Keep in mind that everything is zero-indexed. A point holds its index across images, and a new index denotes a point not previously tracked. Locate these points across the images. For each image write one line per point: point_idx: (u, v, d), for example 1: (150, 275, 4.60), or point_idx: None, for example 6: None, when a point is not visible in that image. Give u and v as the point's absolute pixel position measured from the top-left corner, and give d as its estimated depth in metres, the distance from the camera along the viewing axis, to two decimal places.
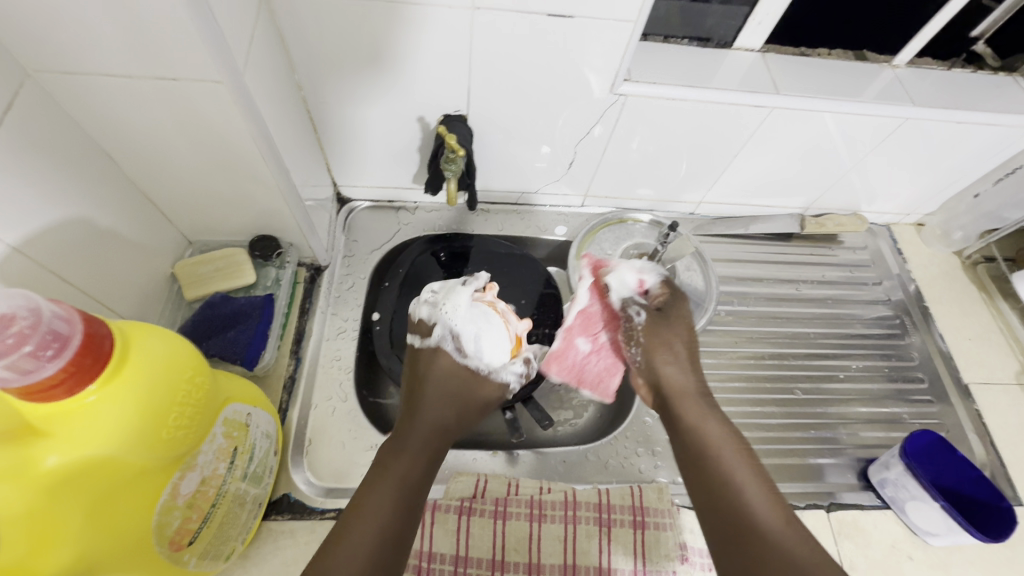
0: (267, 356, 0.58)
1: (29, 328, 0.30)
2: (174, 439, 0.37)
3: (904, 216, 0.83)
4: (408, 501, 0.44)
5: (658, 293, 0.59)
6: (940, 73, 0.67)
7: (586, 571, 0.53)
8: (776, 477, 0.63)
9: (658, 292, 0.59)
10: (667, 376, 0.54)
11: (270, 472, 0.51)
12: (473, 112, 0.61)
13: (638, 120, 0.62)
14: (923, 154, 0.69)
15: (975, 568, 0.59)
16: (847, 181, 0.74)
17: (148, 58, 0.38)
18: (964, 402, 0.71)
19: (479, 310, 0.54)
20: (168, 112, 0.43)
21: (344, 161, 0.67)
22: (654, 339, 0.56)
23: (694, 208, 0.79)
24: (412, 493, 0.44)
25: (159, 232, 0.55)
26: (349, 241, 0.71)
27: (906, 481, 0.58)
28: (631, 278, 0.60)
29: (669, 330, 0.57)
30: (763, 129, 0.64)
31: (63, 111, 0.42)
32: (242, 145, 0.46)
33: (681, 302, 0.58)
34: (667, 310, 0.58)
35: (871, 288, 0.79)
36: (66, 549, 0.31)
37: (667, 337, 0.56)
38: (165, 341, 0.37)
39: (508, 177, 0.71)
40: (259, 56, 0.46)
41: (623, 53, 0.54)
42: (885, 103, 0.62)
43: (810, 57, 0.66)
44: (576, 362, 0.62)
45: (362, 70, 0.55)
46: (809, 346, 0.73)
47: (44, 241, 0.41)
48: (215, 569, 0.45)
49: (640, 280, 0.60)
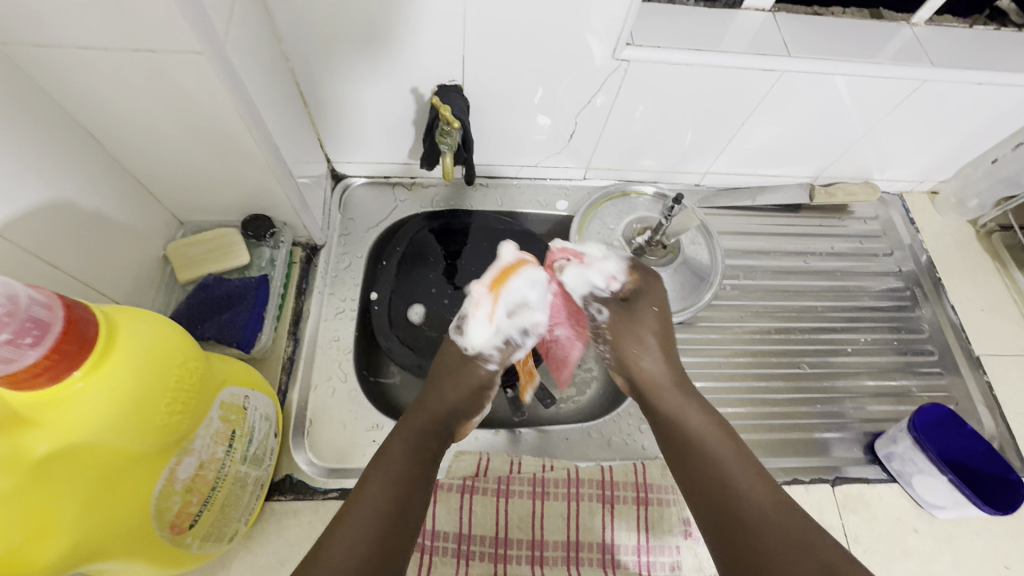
0: (264, 337, 0.57)
1: (7, 316, 0.29)
2: (168, 425, 0.36)
3: (918, 184, 0.80)
4: (406, 488, 0.41)
5: (629, 285, 0.55)
6: (963, 31, 0.63)
7: (590, 547, 0.53)
8: (781, 451, 0.63)
9: (627, 284, 0.55)
10: (651, 369, 0.51)
11: (271, 454, 0.51)
12: (469, 81, 0.58)
13: (642, 88, 0.59)
14: (940, 118, 0.66)
15: (980, 539, 0.59)
16: (859, 149, 0.71)
17: (121, 28, 0.36)
18: (975, 373, 0.70)
19: (484, 297, 0.52)
20: (147, 85, 0.41)
21: (337, 136, 0.64)
22: (627, 332, 0.53)
23: (699, 179, 0.76)
24: (409, 482, 0.41)
25: (148, 212, 0.53)
26: (345, 219, 0.69)
27: (914, 455, 0.57)
28: (597, 273, 0.55)
29: (637, 322, 0.53)
30: (773, 95, 0.61)
31: (36, 85, 0.40)
32: (227, 120, 0.44)
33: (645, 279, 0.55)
34: (641, 296, 0.55)
35: (882, 259, 0.77)
36: (62, 536, 0.31)
37: (643, 333, 0.53)
38: (153, 326, 0.36)
39: (507, 148, 0.69)
40: (240, 24, 0.43)
41: (625, 16, 0.51)
42: (902, 64, 0.59)
43: (824, 16, 0.62)
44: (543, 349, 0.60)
45: (351, 39, 0.52)
46: (816, 320, 0.72)
47: (27, 225, 0.40)
48: (219, 550, 0.46)
49: (605, 275, 0.55)
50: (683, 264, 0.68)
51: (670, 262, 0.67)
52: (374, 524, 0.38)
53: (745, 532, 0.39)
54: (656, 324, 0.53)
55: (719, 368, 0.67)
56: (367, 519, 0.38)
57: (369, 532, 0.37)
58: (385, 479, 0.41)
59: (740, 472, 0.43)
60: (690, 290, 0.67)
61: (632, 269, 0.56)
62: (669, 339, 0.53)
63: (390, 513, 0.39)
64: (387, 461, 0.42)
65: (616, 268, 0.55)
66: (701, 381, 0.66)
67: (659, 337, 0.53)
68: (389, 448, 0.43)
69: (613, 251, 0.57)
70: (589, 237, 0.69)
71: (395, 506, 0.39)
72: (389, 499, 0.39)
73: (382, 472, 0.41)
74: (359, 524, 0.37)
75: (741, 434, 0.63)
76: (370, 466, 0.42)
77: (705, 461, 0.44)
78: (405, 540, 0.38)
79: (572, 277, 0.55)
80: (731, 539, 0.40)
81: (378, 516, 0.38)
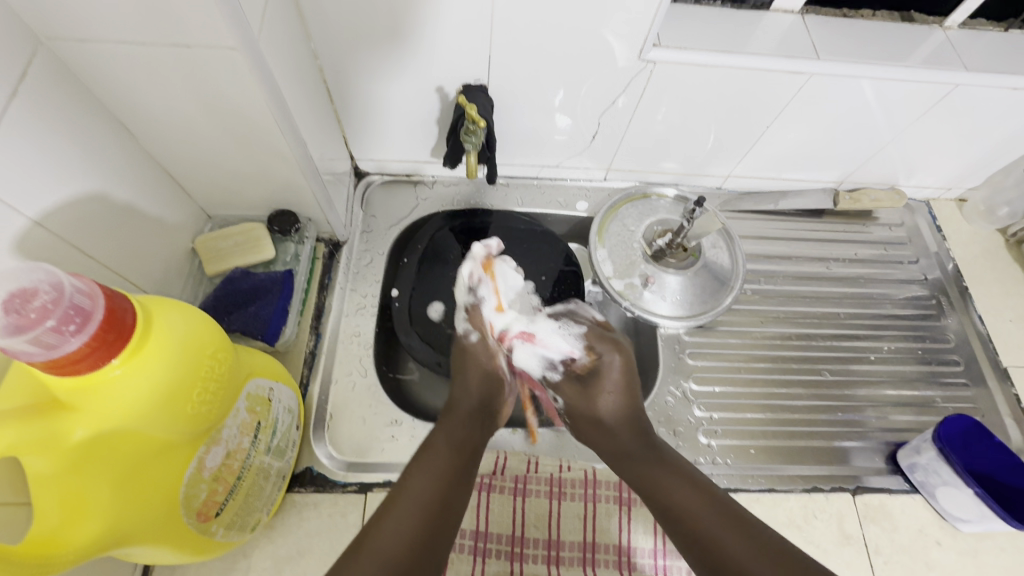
0: (287, 331, 0.58)
1: (52, 303, 0.30)
2: (198, 415, 0.36)
3: (945, 192, 0.79)
4: (449, 483, 0.47)
5: (586, 359, 0.60)
6: (996, 35, 0.62)
7: (606, 549, 0.53)
8: (800, 458, 0.62)
9: (588, 357, 0.60)
10: (612, 420, 0.55)
11: (293, 446, 0.51)
12: (494, 82, 0.59)
13: (666, 90, 0.59)
14: (971, 124, 0.64)
15: (1006, 555, 0.58)
16: (886, 154, 0.70)
17: (161, 24, 0.37)
18: (1002, 385, 0.68)
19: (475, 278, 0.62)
20: (183, 81, 0.42)
21: (361, 134, 0.65)
22: (590, 395, 0.57)
23: (721, 182, 0.76)
24: (450, 478, 0.47)
25: (178, 206, 0.54)
26: (367, 216, 0.70)
27: (939, 466, 0.56)
28: (557, 348, 0.61)
29: (599, 384, 0.58)
30: (799, 98, 0.60)
31: (76, 78, 0.41)
32: (258, 116, 0.45)
33: (609, 339, 0.60)
34: (600, 365, 0.59)
35: (906, 267, 0.76)
36: (96, 520, 0.32)
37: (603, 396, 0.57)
38: (186, 317, 0.37)
39: (529, 148, 0.69)
40: (273, 22, 0.44)
41: (652, 18, 0.51)
42: (934, 68, 0.57)
43: (853, 19, 0.61)
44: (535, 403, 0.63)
45: (379, 38, 0.53)
46: (838, 327, 0.71)
47: (66, 215, 0.41)
48: (242, 539, 0.47)
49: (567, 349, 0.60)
50: (703, 267, 0.67)
51: (691, 265, 0.67)
52: (418, 514, 0.44)
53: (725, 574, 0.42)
54: (617, 381, 0.58)
55: (738, 373, 0.66)
56: (412, 508, 0.44)
57: (414, 520, 0.43)
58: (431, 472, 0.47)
59: (704, 505, 0.46)
60: (710, 293, 0.67)
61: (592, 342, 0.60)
62: (632, 385, 0.58)
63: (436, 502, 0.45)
64: (434, 457, 0.48)
65: (572, 340, 0.60)
66: (720, 386, 0.65)
67: (620, 391, 0.57)
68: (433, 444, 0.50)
69: (567, 325, 0.61)
70: (609, 239, 0.69)
71: (439, 501, 0.45)
72: (433, 494, 0.45)
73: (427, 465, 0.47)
74: (406, 512, 0.43)
75: (760, 440, 0.63)
76: (414, 463, 0.48)
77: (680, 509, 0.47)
78: (447, 525, 0.44)
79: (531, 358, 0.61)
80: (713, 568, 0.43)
81: (424, 504, 0.44)
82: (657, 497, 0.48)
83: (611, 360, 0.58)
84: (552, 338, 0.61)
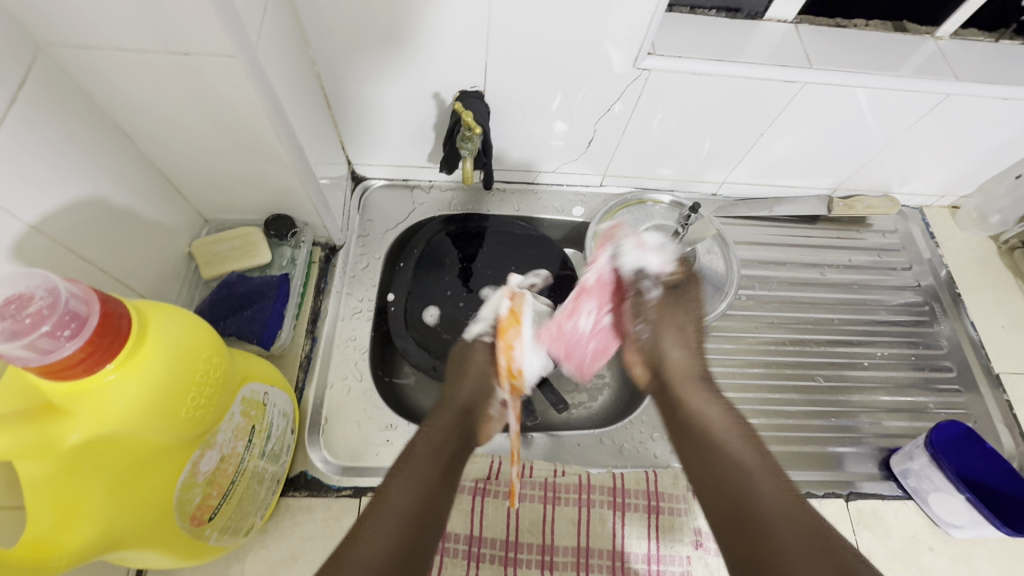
0: (283, 335, 0.58)
1: (48, 309, 0.30)
2: (192, 419, 0.37)
3: (938, 199, 0.79)
4: (429, 490, 0.45)
5: (677, 273, 0.56)
6: (987, 46, 0.63)
7: (600, 554, 0.53)
8: (795, 464, 0.62)
9: (677, 273, 0.57)
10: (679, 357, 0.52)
11: (287, 450, 0.51)
12: (491, 88, 0.59)
13: (662, 96, 0.60)
14: (963, 133, 0.65)
15: (997, 561, 0.58)
16: (879, 161, 0.71)
17: (161, 33, 0.37)
18: (994, 391, 0.69)
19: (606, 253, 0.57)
20: (181, 87, 0.42)
21: (359, 139, 0.66)
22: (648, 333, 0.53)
23: (716, 188, 0.76)
24: (431, 484, 0.46)
25: (176, 210, 0.55)
26: (364, 221, 0.70)
27: (931, 472, 0.57)
28: (654, 259, 0.56)
29: (689, 298, 0.56)
30: (794, 106, 0.61)
31: (75, 84, 0.41)
32: (256, 122, 0.46)
33: (692, 306, 0.56)
34: (686, 281, 0.57)
35: (900, 273, 0.76)
36: (89, 524, 0.32)
37: (661, 338, 0.53)
38: (180, 320, 0.37)
39: (525, 154, 0.69)
40: (272, 29, 0.45)
41: (647, 27, 0.52)
42: (924, 77, 0.58)
43: (846, 29, 0.62)
44: (571, 339, 0.56)
45: (378, 45, 0.53)
46: (832, 333, 0.71)
47: (63, 220, 0.41)
48: (236, 543, 0.47)
49: (661, 263, 0.56)
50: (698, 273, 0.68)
51: None
52: (398, 521, 0.42)
53: (771, 563, 0.38)
54: (686, 328, 0.54)
55: (732, 379, 0.67)
56: (393, 519, 0.42)
57: (393, 527, 0.42)
58: (411, 480, 0.45)
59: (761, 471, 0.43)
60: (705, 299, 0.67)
61: (680, 263, 0.58)
62: (693, 333, 0.54)
63: (413, 511, 0.43)
64: (414, 463, 0.47)
65: (666, 254, 0.57)
66: None
67: (690, 335, 0.54)
68: (414, 450, 0.48)
69: (667, 244, 0.59)
70: None
71: (419, 508, 0.44)
72: (412, 500, 0.44)
73: (407, 474, 0.46)
74: (383, 520, 0.42)
75: None
76: (394, 471, 0.46)
77: (730, 466, 0.44)
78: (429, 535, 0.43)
79: (630, 250, 0.55)
80: (750, 537, 0.40)
81: (400, 514, 0.43)
82: (711, 453, 0.45)
83: (695, 285, 0.57)
84: (653, 248, 0.56)
